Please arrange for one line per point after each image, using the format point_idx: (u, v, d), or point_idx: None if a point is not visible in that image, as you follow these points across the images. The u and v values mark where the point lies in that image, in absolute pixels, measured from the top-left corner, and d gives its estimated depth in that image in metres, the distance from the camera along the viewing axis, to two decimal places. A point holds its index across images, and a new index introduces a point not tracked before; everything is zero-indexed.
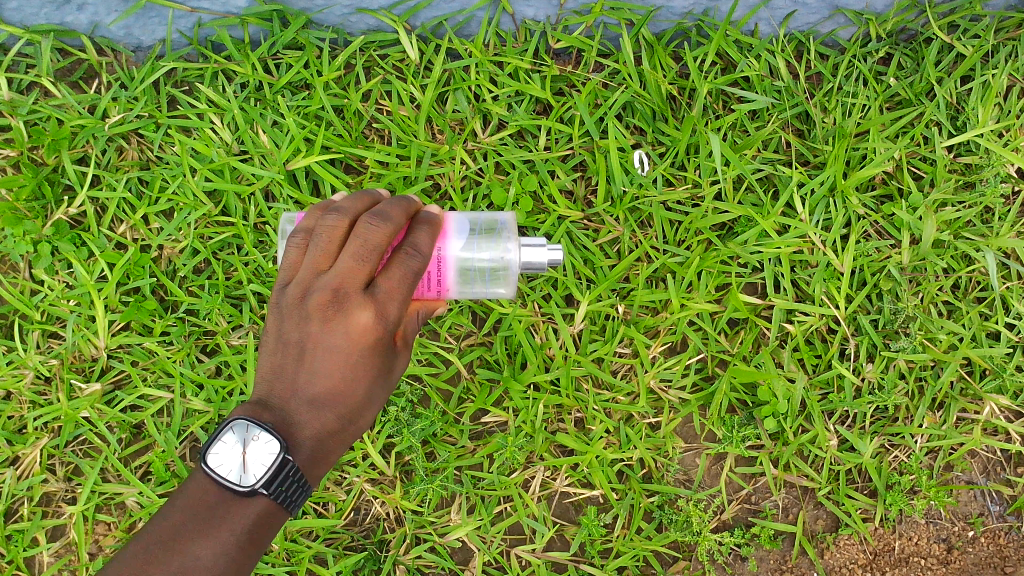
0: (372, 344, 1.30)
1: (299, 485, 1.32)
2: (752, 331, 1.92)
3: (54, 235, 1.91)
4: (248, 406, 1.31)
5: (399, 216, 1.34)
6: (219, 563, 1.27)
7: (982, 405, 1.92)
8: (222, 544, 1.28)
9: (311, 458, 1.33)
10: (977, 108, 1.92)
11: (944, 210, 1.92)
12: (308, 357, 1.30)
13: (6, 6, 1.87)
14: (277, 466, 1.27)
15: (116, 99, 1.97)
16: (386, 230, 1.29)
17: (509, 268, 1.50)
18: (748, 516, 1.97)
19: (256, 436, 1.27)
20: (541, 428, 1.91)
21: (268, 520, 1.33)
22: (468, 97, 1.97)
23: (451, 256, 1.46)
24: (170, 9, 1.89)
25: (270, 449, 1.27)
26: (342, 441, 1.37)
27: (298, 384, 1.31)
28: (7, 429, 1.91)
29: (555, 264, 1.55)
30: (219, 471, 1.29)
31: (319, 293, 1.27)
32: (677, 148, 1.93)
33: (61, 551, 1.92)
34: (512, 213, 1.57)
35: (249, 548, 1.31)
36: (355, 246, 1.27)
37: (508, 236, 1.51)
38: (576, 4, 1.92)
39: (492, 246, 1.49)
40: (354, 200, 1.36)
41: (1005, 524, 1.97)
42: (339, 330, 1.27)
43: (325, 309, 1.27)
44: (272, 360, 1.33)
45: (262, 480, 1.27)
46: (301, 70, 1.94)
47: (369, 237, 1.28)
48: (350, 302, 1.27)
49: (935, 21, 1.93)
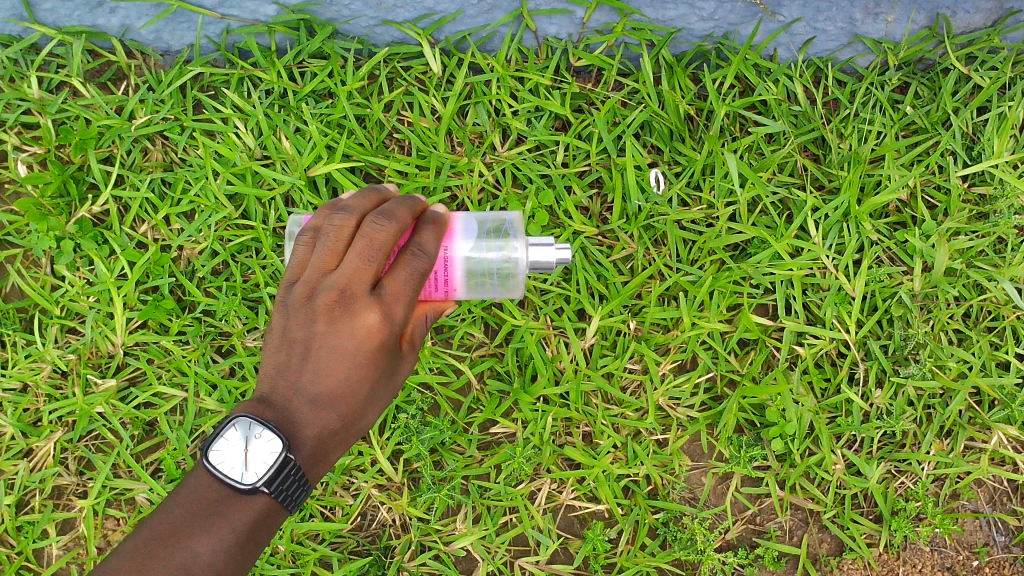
0: (377, 345, 1.31)
1: (300, 483, 1.34)
2: (762, 353, 1.93)
3: (78, 232, 1.94)
4: (251, 404, 1.33)
5: (405, 216, 1.36)
6: (219, 560, 1.29)
7: (991, 434, 1.92)
8: (222, 541, 1.29)
9: (312, 457, 1.35)
10: (993, 139, 1.95)
11: (956, 239, 1.93)
12: (313, 355, 1.32)
13: (41, 6, 1.91)
14: (279, 464, 1.29)
15: (143, 101, 2.00)
16: (392, 229, 1.31)
17: (517, 267, 1.52)
18: (752, 536, 1.97)
19: (258, 434, 1.29)
20: (550, 440, 1.93)
21: (268, 519, 1.35)
22: (488, 111, 2.00)
23: (458, 256, 1.48)
24: (200, 15, 1.94)
25: (272, 448, 1.29)
26: (343, 441, 1.39)
27: (302, 382, 1.33)
28: (22, 421, 1.93)
29: (564, 263, 1.57)
30: (220, 468, 1.31)
31: (327, 292, 1.29)
32: (693, 168, 1.95)
33: (70, 544, 1.94)
34: (518, 213, 1.59)
35: (248, 546, 1.33)
36: (361, 246, 1.29)
37: (516, 235, 1.53)
38: (598, 24, 1.96)
39: (499, 246, 1.51)
40: (361, 199, 1.38)
41: (1010, 554, 1.97)
42: (345, 330, 1.29)
43: (332, 309, 1.29)
44: (276, 357, 1.35)
45: (263, 478, 1.29)
46: (325, 79, 1.97)
47: (375, 237, 1.30)
48: (357, 303, 1.29)
49: (952, 52, 1.95)
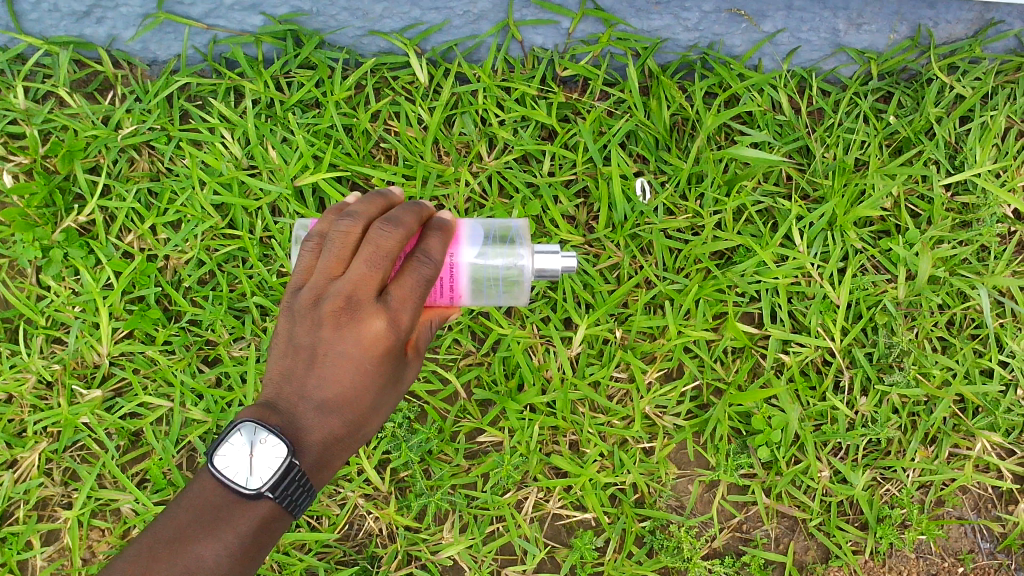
0: (383, 352, 1.31)
1: (304, 489, 1.34)
2: (749, 360, 1.94)
3: (64, 242, 1.94)
4: (256, 409, 1.34)
5: (412, 222, 1.36)
6: (222, 565, 1.29)
7: (974, 441, 1.94)
8: (226, 546, 1.29)
9: (317, 463, 1.35)
10: (975, 148, 1.96)
11: (940, 247, 1.95)
12: (319, 361, 1.32)
13: (27, 16, 1.92)
14: (284, 470, 1.29)
15: (130, 111, 2.00)
16: (398, 236, 1.31)
17: (522, 274, 1.52)
18: (738, 544, 1.98)
19: (263, 439, 1.29)
20: (536, 449, 1.93)
21: (272, 525, 1.35)
22: (475, 120, 2.00)
23: (464, 262, 1.47)
24: (186, 26, 1.94)
25: (277, 453, 1.29)
26: (348, 447, 1.39)
27: (307, 388, 1.33)
28: (7, 432, 1.92)
29: (569, 271, 1.56)
30: (225, 473, 1.31)
31: (333, 299, 1.29)
32: (678, 178, 1.96)
33: (54, 556, 1.93)
34: (524, 221, 1.61)
35: (252, 551, 1.32)
36: (367, 253, 1.29)
37: (521, 243, 1.53)
38: (584, 34, 1.97)
39: (505, 253, 1.51)
40: (368, 204, 1.37)
41: (995, 561, 1.98)
42: (351, 337, 1.30)
43: (337, 316, 1.30)
44: (282, 363, 1.35)
45: (267, 484, 1.29)
46: (312, 89, 1.98)
47: (381, 243, 1.30)
48: (362, 310, 1.29)
49: (935, 62, 1.97)
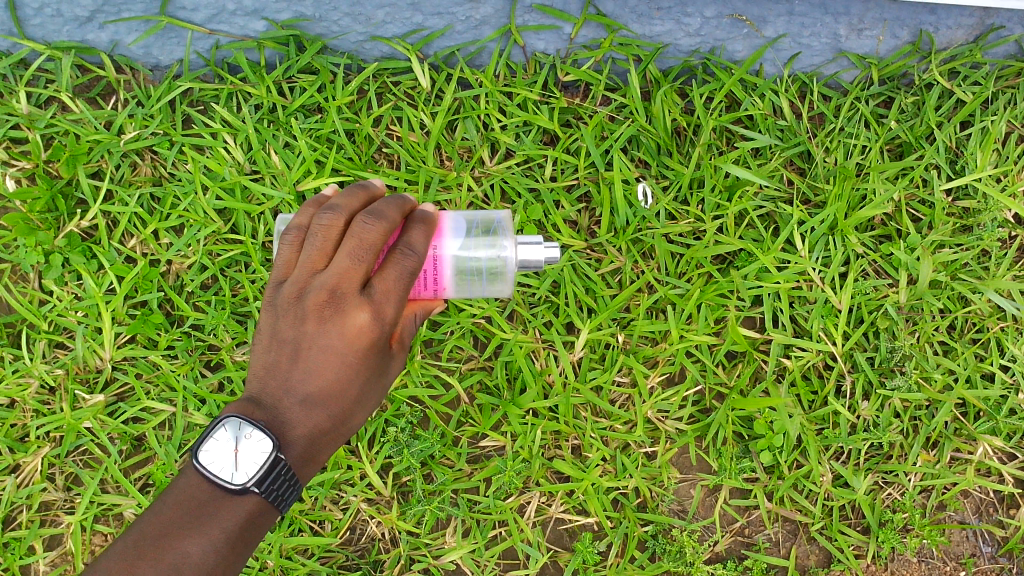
0: (368, 345, 1.32)
1: (290, 483, 1.33)
2: (750, 365, 1.95)
3: (66, 246, 1.94)
4: (240, 404, 1.33)
5: (394, 215, 1.36)
6: (210, 561, 1.28)
7: (976, 445, 1.95)
8: (213, 542, 1.28)
9: (303, 457, 1.35)
10: (975, 153, 1.97)
11: (941, 252, 1.96)
12: (304, 355, 1.32)
13: (29, 22, 1.92)
14: (270, 464, 1.29)
15: (133, 116, 2.00)
16: (381, 229, 1.32)
17: (506, 265, 1.51)
18: (740, 548, 1.98)
19: (248, 433, 1.29)
20: (539, 453, 1.93)
21: (258, 519, 1.34)
22: (477, 125, 2.01)
23: (447, 254, 1.47)
24: (189, 31, 1.94)
25: (263, 448, 1.28)
26: (333, 440, 1.39)
27: (291, 382, 1.33)
28: (9, 437, 1.92)
29: (552, 261, 1.56)
30: (209, 469, 1.30)
31: (316, 292, 1.30)
32: (680, 182, 1.97)
33: (56, 561, 1.92)
34: (506, 211, 1.59)
35: (239, 547, 1.31)
36: (350, 245, 1.30)
37: (505, 234, 1.53)
38: (586, 39, 1.98)
39: (488, 244, 1.51)
40: (349, 197, 1.38)
41: (996, 565, 1.98)
42: (335, 330, 1.30)
43: (322, 309, 1.30)
44: (266, 358, 1.35)
45: (253, 478, 1.28)
46: (315, 94, 1.98)
47: (365, 236, 1.31)
48: (346, 303, 1.30)
49: (935, 67, 1.97)
